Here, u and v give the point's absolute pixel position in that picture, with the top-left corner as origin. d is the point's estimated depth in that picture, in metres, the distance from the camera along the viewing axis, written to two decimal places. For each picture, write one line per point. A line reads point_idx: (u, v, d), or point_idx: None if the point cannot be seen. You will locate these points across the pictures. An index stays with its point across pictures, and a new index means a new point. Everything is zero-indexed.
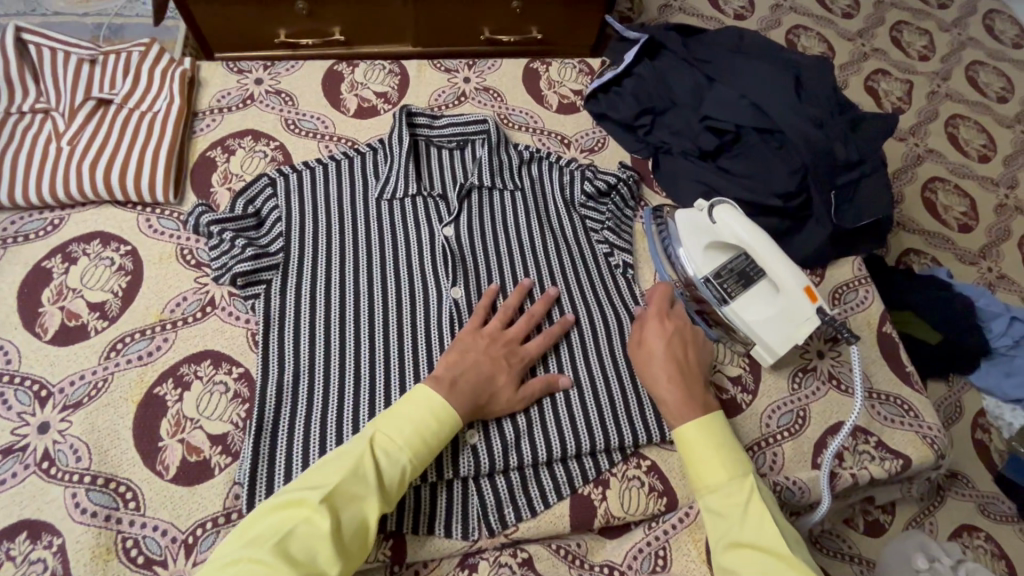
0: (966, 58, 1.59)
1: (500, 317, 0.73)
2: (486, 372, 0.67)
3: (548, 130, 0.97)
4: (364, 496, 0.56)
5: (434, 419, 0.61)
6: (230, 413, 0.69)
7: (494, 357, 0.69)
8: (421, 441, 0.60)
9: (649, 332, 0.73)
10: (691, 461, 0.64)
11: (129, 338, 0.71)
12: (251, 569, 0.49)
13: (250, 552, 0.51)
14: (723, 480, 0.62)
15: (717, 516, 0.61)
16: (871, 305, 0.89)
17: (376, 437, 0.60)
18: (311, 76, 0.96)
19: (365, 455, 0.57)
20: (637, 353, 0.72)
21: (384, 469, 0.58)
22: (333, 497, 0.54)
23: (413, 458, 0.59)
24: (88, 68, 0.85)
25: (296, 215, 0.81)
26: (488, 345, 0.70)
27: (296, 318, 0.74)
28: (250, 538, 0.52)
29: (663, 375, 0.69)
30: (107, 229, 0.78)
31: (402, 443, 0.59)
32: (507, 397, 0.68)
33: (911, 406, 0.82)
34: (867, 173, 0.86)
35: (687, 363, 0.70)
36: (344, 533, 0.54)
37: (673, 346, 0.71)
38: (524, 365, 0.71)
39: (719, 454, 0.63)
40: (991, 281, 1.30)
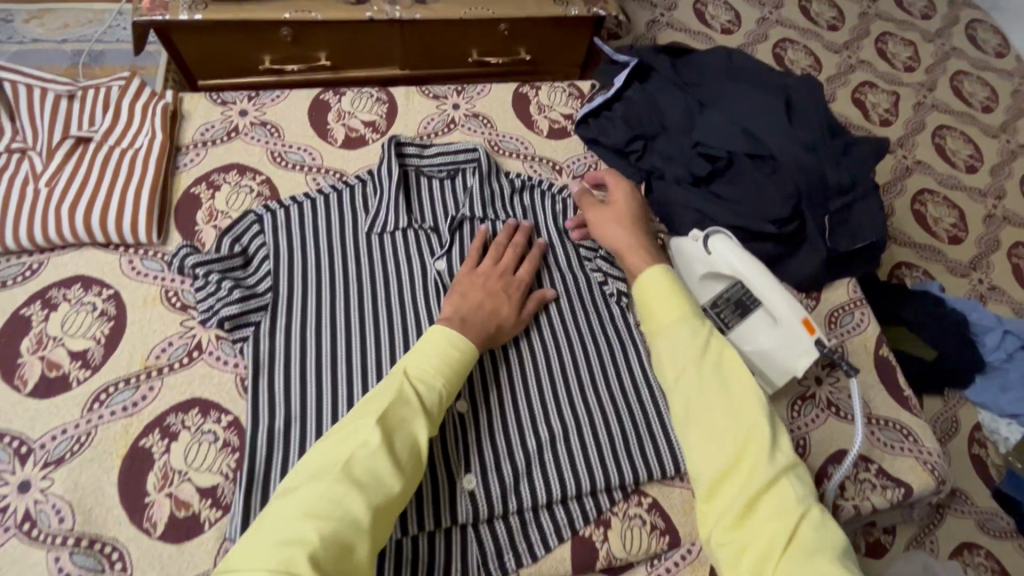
0: (951, 68, 1.60)
1: (491, 256, 0.80)
2: (487, 305, 0.74)
3: (539, 156, 0.96)
4: (411, 419, 0.60)
5: (460, 351, 0.67)
6: (220, 463, 0.67)
7: (494, 292, 0.76)
8: (451, 371, 0.66)
9: (609, 211, 0.81)
10: (648, 307, 0.69)
11: (113, 389, 0.69)
12: (321, 497, 0.52)
13: (318, 482, 0.53)
14: (678, 317, 0.67)
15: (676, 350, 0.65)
16: (867, 328, 0.89)
17: (408, 369, 0.64)
18: (298, 107, 0.94)
19: (404, 383, 0.62)
20: (600, 224, 0.81)
21: (423, 394, 0.63)
22: (385, 416, 0.58)
23: (446, 384, 0.65)
24: (67, 105, 0.83)
25: (285, 254, 0.79)
26: (485, 282, 0.77)
27: (286, 361, 0.72)
28: (313, 473, 0.55)
29: (624, 239, 0.77)
30: (88, 272, 0.76)
31: (433, 371, 0.64)
32: (510, 320, 0.75)
33: (910, 430, 0.81)
34: (860, 197, 0.86)
35: (641, 232, 0.79)
36: (398, 450, 0.58)
37: (627, 213, 0.81)
38: (520, 292, 0.78)
39: (675, 299, 0.69)
40: (982, 293, 1.30)
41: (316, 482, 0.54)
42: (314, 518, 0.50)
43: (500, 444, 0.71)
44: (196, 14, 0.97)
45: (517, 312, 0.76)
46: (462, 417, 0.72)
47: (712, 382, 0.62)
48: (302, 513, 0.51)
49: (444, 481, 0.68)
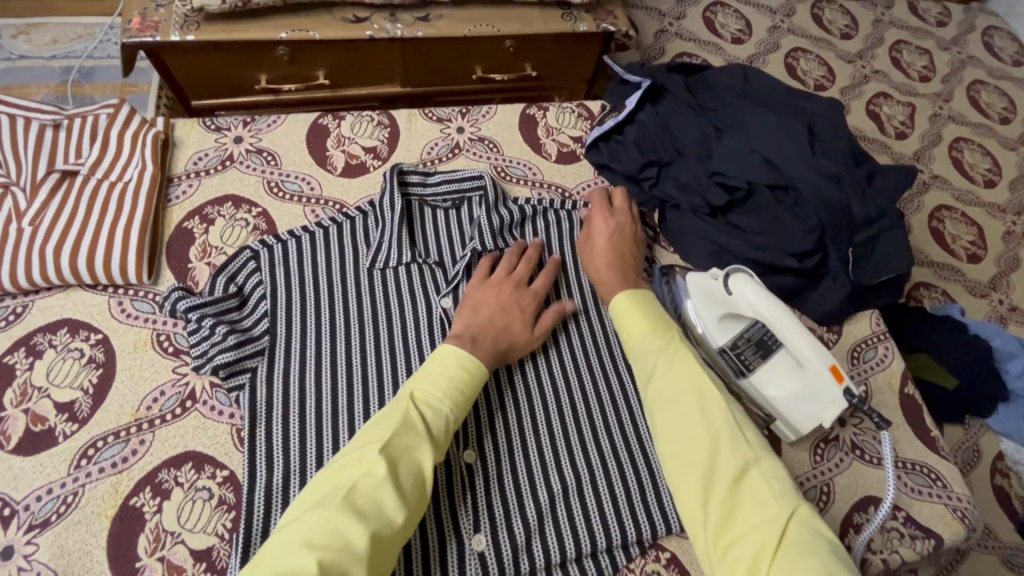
0: (967, 77, 1.56)
1: (505, 265, 0.78)
2: (501, 322, 0.72)
3: (548, 182, 0.92)
4: (416, 445, 0.58)
5: (467, 373, 0.65)
6: (215, 523, 0.63)
7: (508, 305, 0.74)
8: (457, 393, 0.63)
9: (592, 235, 0.81)
10: (622, 324, 0.71)
11: (101, 443, 0.65)
12: (327, 526, 0.51)
13: (323, 512, 0.52)
14: (644, 338, 0.68)
15: (644, 366, 0.66)
16: (891, 363, 0.85)
17: (415, 393, 0.62)
18: (295, 133, 0.90)
19: (410, 408, 0.60)
20: (584, 247, 0.81)
21: (429, 420, 0.61)
22: (390, 442, 0.57)
23: (453, 408, 0.62)
24: (51, 135, 0.79)
25: (282, 292, 0.75)
26: (499, 296, 0.74)
27: (284, 410, 0.68)
28: (317, 499, 0.54)
29: (603, 269, 0.77)
30: (75, 315, 0.72)
31: (440, 395, 0.62)
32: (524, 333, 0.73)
33: (939, 475, 0.77)
34: (886, 228, 0.81)
35: (623, 256, 0.78)
36: (402, 479, 0.56)
37: (607, 242, 0.79)
38: (535, 301, 0.76)
39: (649, 316, 0.70)
40: (1002, 314, 1.27)
41: (320, 512, 0.52)
42: (315, 549, 0.50)
43: (510, 498, 0.67)
44: (188, 34, 0.93)
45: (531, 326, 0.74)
46: (469, 468, 0.68)
47: (674, 393, 0.62)
48: (304, 545, 0.50)
49: (451, 541, 0.64)
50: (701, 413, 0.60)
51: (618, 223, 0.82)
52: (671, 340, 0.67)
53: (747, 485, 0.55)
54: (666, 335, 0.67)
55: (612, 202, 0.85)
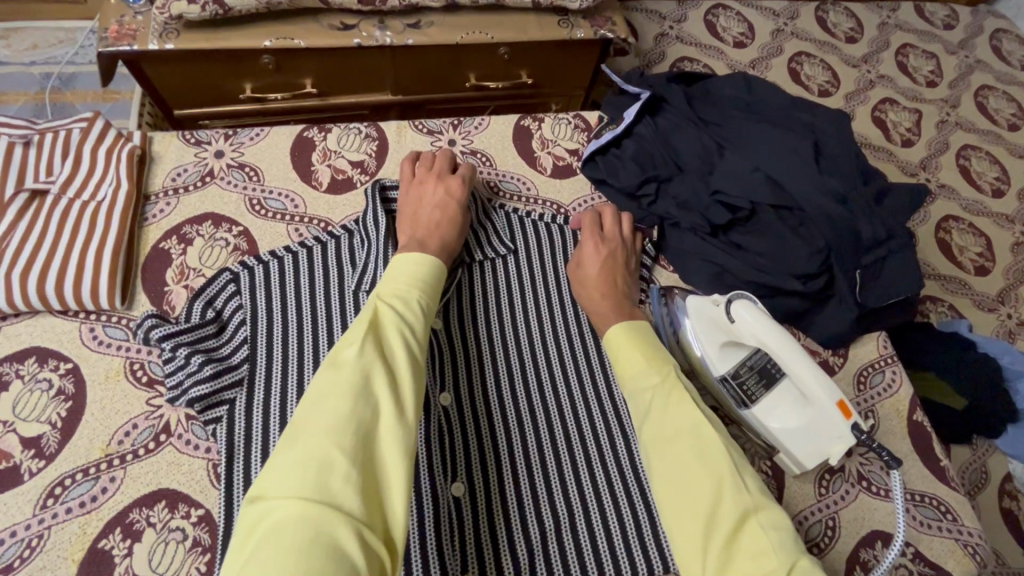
0: (975, 82, 1.52)
1: (426, 166, 0.82)
2: (438, 217, 0.76)
3: (542, 198, 0.89)
4: (391, 328, 0.58)
5: (427, 266, 0.67)
6: (189, 566, 0.60)
7: (437, 201, 0.78)
8: (423, 284, 0.65)
9: (585, 258, 0.77)
10: (616, 359, 0.68)
11: (69, 482, 0.62)
12: (332, 410, 0.50)
13: (320, 404, 0.50)
14: (640, 371, 0.65)
15: (642, 404, 0.63)
16: (899, 389, 0.82)
17: (380, 293, 0.62)
18: (279, 146, 0.87)
19: (378, 302, 0.60)
20: (575, 274, 0.78)
21: (404, 308, 0.61)
22: (373, 334, 0.56)
23: (423, 295, 0.63)
24: (21, 152, 0.75)
25: (263, 318, 0.72)
26: (421, 197, 0.79)
27: (263, 443, 0.64)
28: (312, 393, 0.52)
29: (597, 295, 0.75)
30: (44, 343, 0.69)
31: (409, 287, 0.63)
32: (461, 224, 0.77)
33: (948, 507, 0.74)
34: (894, 250, 0.78)
35: (618, 283, 0.76)
36: (391, 357, 0.56)
37: (599, 270, 0.76)
38: (464, 185, 0.81)
39: (639, 347, 0.67)
40: (1010, 329, 1.24)
41: (318, 403, 0.51)
42: (333, 438, 0.48)
43: (500, 536, 0.64)
44: (167, 43, 0.90)
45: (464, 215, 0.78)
46: (458, 502, 0.65)
47: (670, 433, 0.59)
48: (323, 435, 0.48)
49: None
50: (698, 459, 0.56)
51: (613, 245, 0.79)
52: (667, 378, 0.63)
53: (746, 535, 0.52)
54: (662, 372, 0.64)
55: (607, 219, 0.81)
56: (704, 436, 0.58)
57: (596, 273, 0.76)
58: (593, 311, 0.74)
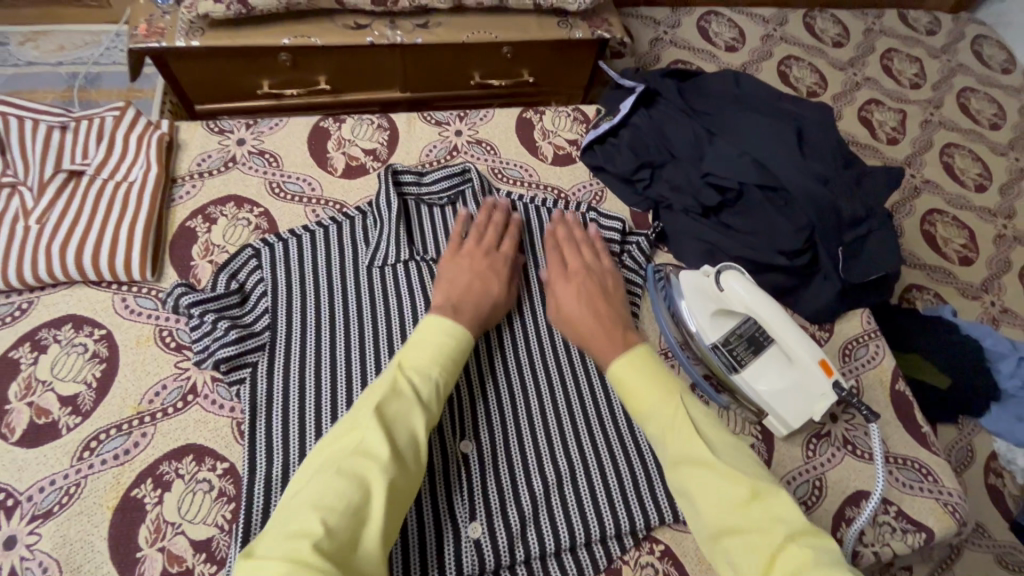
0: (957, 85, 1.59)
1: (475, 234, 0.81)
2: (477, 285, 0.75)
3: (544, 183, 0.94)
4: (409, 409, 0.60)
5: (455, 338, 0.68)
6: (215, 514, 0.64)
7: (482, 271, 0.77)
8: (448, 359, 0.66)
9: (563, 297, 0.76)
10: (625, 398, 0.67)
11: (104, 436, 0.66)
12: (323, 489, 0.52)
13: (318, 478, 0.54)
14: (652, 410, 0.64)
15: (658, 442, 0.63)
16: (882, 361, 0.86)
17: (404, 363, 0.64)
18: (296, 135, 0.92)
19: (399, 375, 0.62)
20: (557, 317, 0.77)
21: (420, 385, 0.62)
22: (381, 414, 0.58)
23: (442, 372, 0.65)
24: (59, 136, 0.80)
25: (282, 288, 0.77)
26: (472, 263, 0.78)
27: (284, 404, 0.69)
28: (315, 467, 0.56)
29: (586, 327, 0.73)
30: (79, 311, 0.73)
31: (430, 360, 0.65)
32: (503, 294, 0.77)
33: (929, 469, 0.79)
34: (874, 229, 0.83)
35: (604, 308, 0.74)
36: (396, 438, 0.58)
37: (576, 311, 0.75)
38: (505, 263, 0.79)
39: (646, 379, 0.66)
40: (995, 316, 1.28)
41: (316, 478, 0.54)
42: (320, 509, 0.51)
43: (505, 485, 0.68)
44: (193, 40, 0.96)
45: (506, 289, 0.78)
46: (466, 458, 0.70)
47: (689, 471, 0.59)
48: (311, 509, 0.51)
49: (446, 529, 0.65)
50: (717, 504, 0.56)
51: (582, 273, 0.78)
52: (676, 411, 0.62)
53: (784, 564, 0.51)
54: (671, 405, 0.63)
55: (572, 246, 0.82)
56: (724, 478, 0.57)
57: (574, 314, 0.75)
58: (589, 343, 0.73)
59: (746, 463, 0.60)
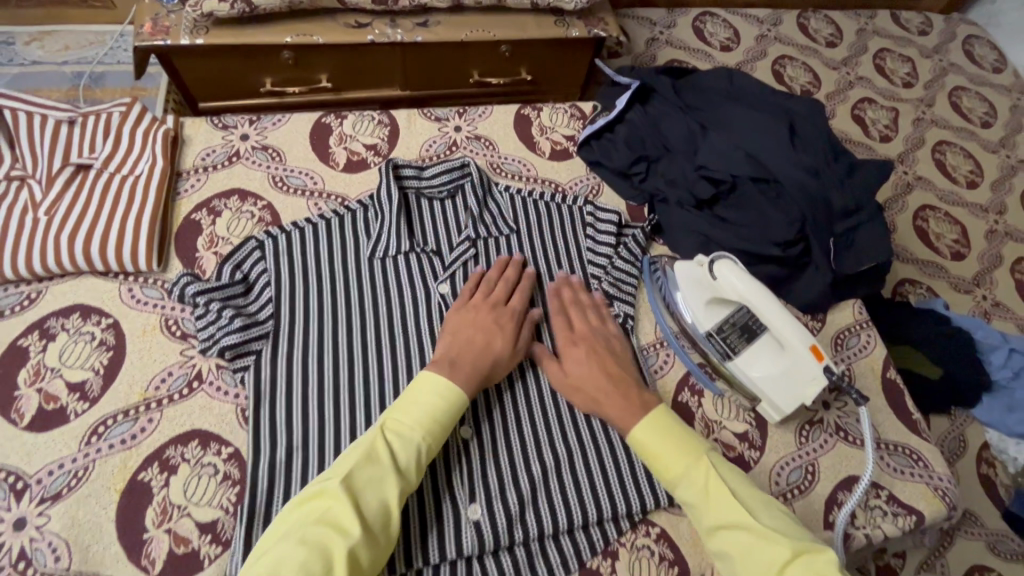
0: (949, 83, 1.61)
1: (484, 287, 0.79)
2: (481, 340, 0.72)
3: (542, 178, 0.96)
4: (383, 478, 0.59)
5: (447, 402, 0.65)
6: (220, 497, 0.66)
7: (487, 326, 0.74)
8: (433, 424, 0.64)
9: (571, 360, 0.74)
10: (651, 461, 0.66)
11: (111, 421, 0.68)
12: (281, 559, 0.52)
13: (280, 546, 0.54)
14: (685, 476, 0.64)
15: (689, 505, 0.64)
16: (874, 350, 0.88)
17: (386, 425, 0.63)
18: (299, 131, 0.94)
19: (378, 439, 0.61)
20: (557, 376, 0.74)
21: (398, 450, 0.61)
22: (350, 482, 0.58)
23: (425, 438, 0.63)
24: (67, 131, 0.82)
25: (285, 279, 0.79)
26: (478, 318, 0.75)
27: (287, 390, 0.71)
28: (281, 532, 0.55)
29: (591, 388, 0.71)
30: (86, 301, 0.75)
31: (414, 425, 0.63)
32: (500, 352, 0.73)
33: (920, 455, 0.80)
34: (865, 220, 0.85)
35: (616, 371, 0.73)
36: (365, 507, 0.57)
37: (581, 369, 0.73)
38: (513, 320, 0.76)
39: (674, 443, 0.66)
40: (986, 310, 1.30)
41: (278, 545, 0.54)
42: None
43: (505, 470, 0.70)
44: (197, 38, 0.98)
45: (512, 347, 0.74)
46: (466, 443, 0.71)
47: (731, 535, 0.60)
48: None
49: (446, 510, 0.67)
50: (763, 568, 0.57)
51: (589, 338, 0.76)
52: (711, 475, 0.63)
53: None
54: (702, 469, 0.64)
55: (578, 308, 0.79)
56: (766, 542, 0.58)
57: (583, 372, 0.73)
58: (602, 406, 0.70)
59: (780, 519, 0.61)
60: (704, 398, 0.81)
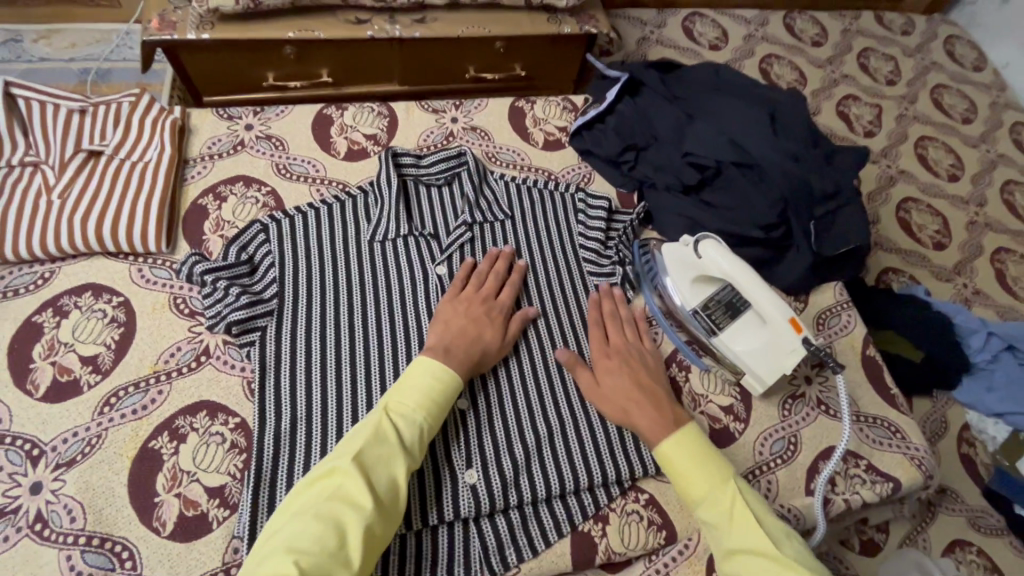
0: (931, 81, 1.66)
1: (474, 280, 0.82)
2: (471, 331, 0.75)
3: (535, 167, 1.00)
4: (390, 456, 0.62)
5: (438, 380, 0.68)
6: (227, 464, 0.68)
7: (476, 317, 0.77)
8: (431, 403, 0.67)
9: (605, 371, 0.76)
10: (677, 476, 0.67)
11: (123, 392, 0.71)
12: (298, 537, 0.54)
13: (296, 522, 0.56)
14: (709, 495, 0.65)
15: (711, 529, 0.64)
16: (854, 329, 0.92)
17: (389, 406, 0.66)
18: (301, 121, 0.98)
19: (383, 419, 0.63)
20: (592, 392, 0.75)
21: (403, 429, 0.64)
22: (360, 460, 0.60)
23: (427, 417, 0.66)
24: (78, 119, 0.85)
25: (289, 261, 0.82)
26: (468, 309, 0.78)
27: (291, 365, 0.74)
28: (295, 509, 0.58)
29: (623, 400, 0.73)
30: (98, 280, 0.78)
31: (415, 404, 0.66)
32: (489, 342, 0.76)
33: (897, 427, 0.84)
34: (843, 204, 0.89)
35: (648, 384, 0.74)
36: (376, 485, 0.60)
37: (616, 387, 0.74)
38: (501, 314, 0.79)
39: (701, 465, 0.67)
40: (968, 297, 1.33)
41: (295, 521, 0.56)
42: (293, 553, 0.53)
43: (500, 438, 0.73)
44: (203, 33, 1.01)
45: (501, 338, 0.77)
46: (463, 413, 0.74)
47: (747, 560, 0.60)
48: (285, 551, 0.53)
49: (445, 475, 0.70)
50: None
51: (624, 350, 0.78)
52: (735, 500, 0.64)
53: None
54: (728, 493, 0.64)
55: (614, 319, 0.82)
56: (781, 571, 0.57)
57: (616, 389, 0.74)
58: (633, 420, 0.72)
59: (802, 554, 0.60)
60: (692, 373, 0.84)
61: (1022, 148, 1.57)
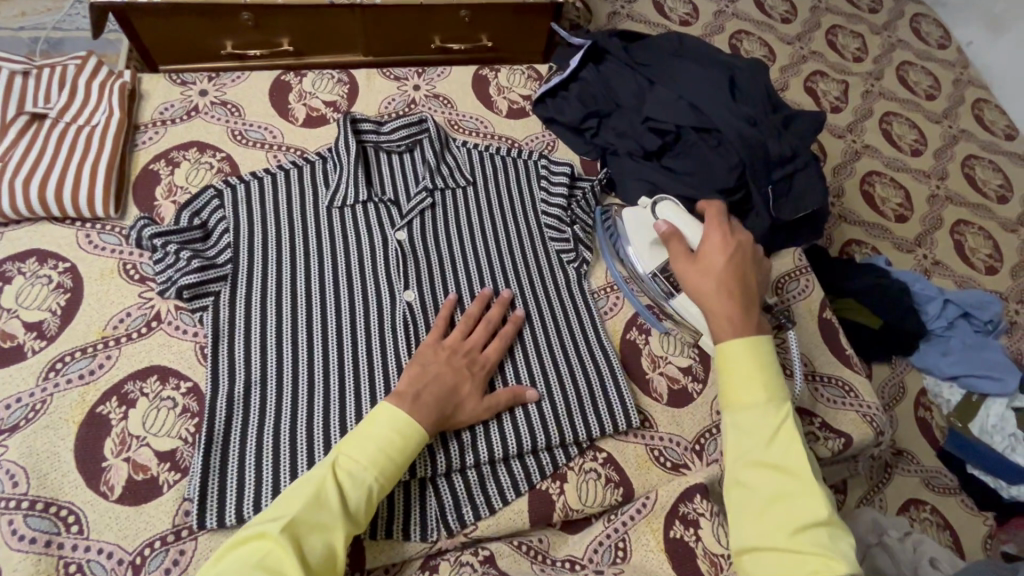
0: (897, 59, 1.68)
1: (462, 326, 0.74)
2: (449, 383, 0.68)
3: (498, 134, 0.99)
4: (331, 524, 0.56)
5: (400, 434, 0.61)
6: (179, 428, 0.67)
7: (460, 369, 0.70)
8: (386, 463, 0.60)
9: (707, 251, 0.68)
10: (724, 374, 0.61)
11: (69, 358, 0.69)
12: None
13: None
14: (758, 403, 0.59)
15: (744, 433, 0.59)
16: (811, 293, 0.93)
17: (337, 462, 0.59)
18: (258, 87, 0.95)
19: (326, 479, 0.57)
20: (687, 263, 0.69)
21: (347, 490, 0.58)
22: (292, 529, 0.53)
23: (378, 478, 0.59)
24: (20, 82, 0.82)
25: (243, 226, 0.80)
26: (449, 358, 0.71)
27: (245, 330, 0.73)
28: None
29: (713, 285, 0.66)
30: (43, 246, 0.76)
31: (368, 462, 0.59)
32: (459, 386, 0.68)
33: (851, 387, 0.85)
34: (800, 168, 0.90)
35: (747, 284, 0.67)
36: (310, 557, 0.54)
37: (713, 274, 0.66)
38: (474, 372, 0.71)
39: (762, 372, 0.60)
40: (927, 267, 1.36)
41: None
42: None
43: None
44: None
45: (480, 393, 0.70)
46: None
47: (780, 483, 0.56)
48: None
49: None
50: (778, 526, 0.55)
51: (744, 242, 0.69)
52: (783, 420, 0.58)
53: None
54: (781, 411, 0.59)
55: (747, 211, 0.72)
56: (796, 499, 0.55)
57: (712, 271, 0.67)
58: (709, 305, 0.65)
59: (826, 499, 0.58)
60: (651, 336, 0.85)
61: (982, 124, 1.60)
